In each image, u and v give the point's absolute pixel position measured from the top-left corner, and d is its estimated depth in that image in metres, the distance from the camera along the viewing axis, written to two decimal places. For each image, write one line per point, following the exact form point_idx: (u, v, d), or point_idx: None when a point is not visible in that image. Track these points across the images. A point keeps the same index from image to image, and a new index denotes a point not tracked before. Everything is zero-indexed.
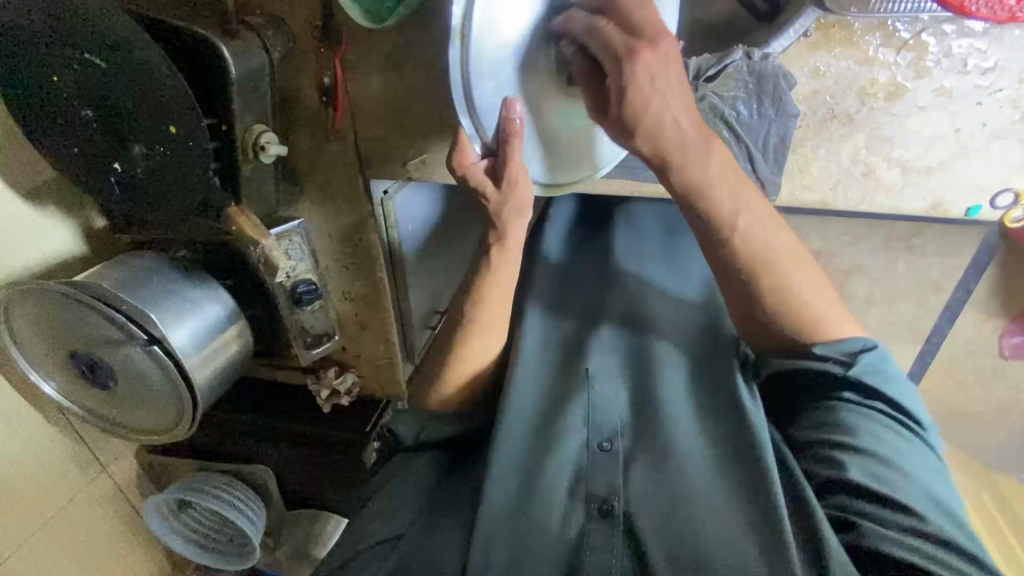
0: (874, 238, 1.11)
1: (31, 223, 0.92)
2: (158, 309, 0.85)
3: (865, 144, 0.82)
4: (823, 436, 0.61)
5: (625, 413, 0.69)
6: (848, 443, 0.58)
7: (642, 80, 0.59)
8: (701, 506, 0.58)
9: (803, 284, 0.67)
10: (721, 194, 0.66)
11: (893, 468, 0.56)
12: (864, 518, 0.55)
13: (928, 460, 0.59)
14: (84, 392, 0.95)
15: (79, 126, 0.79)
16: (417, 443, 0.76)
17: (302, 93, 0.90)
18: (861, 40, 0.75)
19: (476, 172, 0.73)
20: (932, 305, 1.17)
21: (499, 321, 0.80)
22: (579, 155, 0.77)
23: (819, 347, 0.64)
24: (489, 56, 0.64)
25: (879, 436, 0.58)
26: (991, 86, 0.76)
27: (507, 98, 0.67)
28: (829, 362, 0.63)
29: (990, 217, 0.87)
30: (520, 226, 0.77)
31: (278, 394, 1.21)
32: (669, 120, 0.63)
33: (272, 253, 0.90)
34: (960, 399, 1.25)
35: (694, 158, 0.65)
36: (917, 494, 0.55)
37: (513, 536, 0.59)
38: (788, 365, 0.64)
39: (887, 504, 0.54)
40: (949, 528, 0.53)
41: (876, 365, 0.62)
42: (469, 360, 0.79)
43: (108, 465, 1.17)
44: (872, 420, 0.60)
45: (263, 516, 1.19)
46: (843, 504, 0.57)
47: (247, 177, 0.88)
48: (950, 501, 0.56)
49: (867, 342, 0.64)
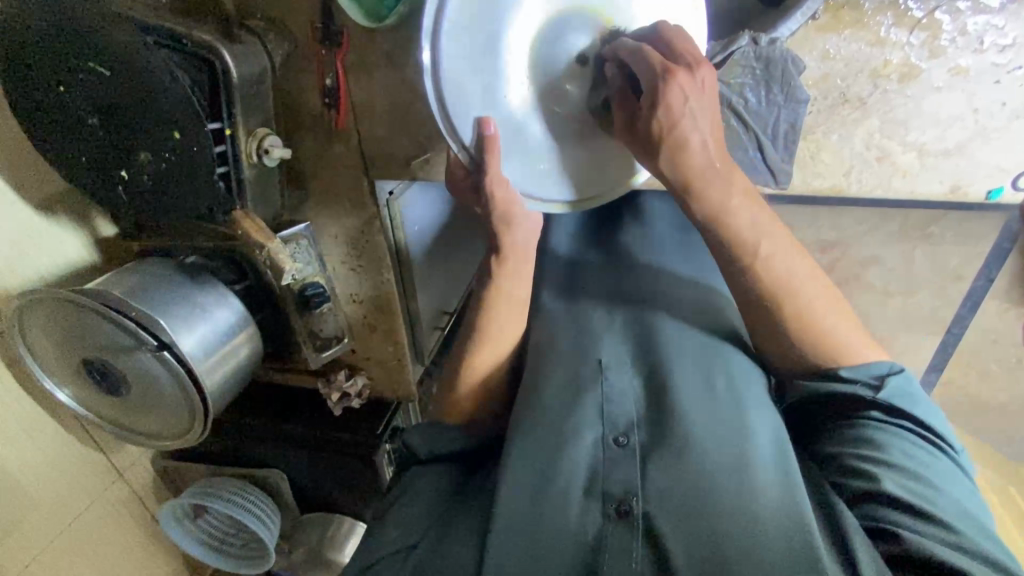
0: (891, 226, 1.08)
1: (45, 232, 0.94)
2: (167, 316, 0.85)
3: (879, 129, 0.80)
4: (851, 448, 0.60)
5: (639, 404, 0.68)
6: (877, 457, 0.57)
7: (675, 99, 0.63)
8: (721, 507, 0.55)
9: (823, 306, 0.66)
10: (743, 220, 0.67)
11: (924, 482, 0.54)
12: (899, 526, 0.52)
13: (960, 480, 0.57)
14: (97, 399, 0.96)
15: (86, 134, 0.79)
16: (431, 457, 0.74)
17: (305, 97, 0.90)
18: (872, 21, 0.73)
19: (462, 188, 0.78)
20: (953, 294, 1.14)
21: (510, 326, 0.79)
22: (580, 173, 0.79)
23: (846, 369, 0.62)
24: (459, 73, 0.69)
25: (910, 453, 0.57)
26: (1009, 63, 0.73)
27: (480, 116, 0.71)
28: (858, 385, 0.61)
29: (1012, 200, 0.84)
30: (520, 230, 0.76)
31: (289, 398, 1.21)
32: (696, 142, 0.65)
33: (278, 256, 0.89)
34: (984, 391, 1.22)
35: (715, 185, 0.66)
36: (954, 511, 0.53)
37: (528, 541, 0.57)
38: (814, 387, 0.63)
39: (922, 515, 0.52)
40: (991, 547, 0.51)
41: (904, 389, 0.61)
42: (481, 363, 0.77)
43: (124, 471, 1.18)
44: (902, 437, 0.58)
45: (278, 520, 1.19)
46: (876, 512, 0.54)
47: (253, 180, 0.88)
48: (988, 523, 0.54)
49: (892, 365, 0.63)
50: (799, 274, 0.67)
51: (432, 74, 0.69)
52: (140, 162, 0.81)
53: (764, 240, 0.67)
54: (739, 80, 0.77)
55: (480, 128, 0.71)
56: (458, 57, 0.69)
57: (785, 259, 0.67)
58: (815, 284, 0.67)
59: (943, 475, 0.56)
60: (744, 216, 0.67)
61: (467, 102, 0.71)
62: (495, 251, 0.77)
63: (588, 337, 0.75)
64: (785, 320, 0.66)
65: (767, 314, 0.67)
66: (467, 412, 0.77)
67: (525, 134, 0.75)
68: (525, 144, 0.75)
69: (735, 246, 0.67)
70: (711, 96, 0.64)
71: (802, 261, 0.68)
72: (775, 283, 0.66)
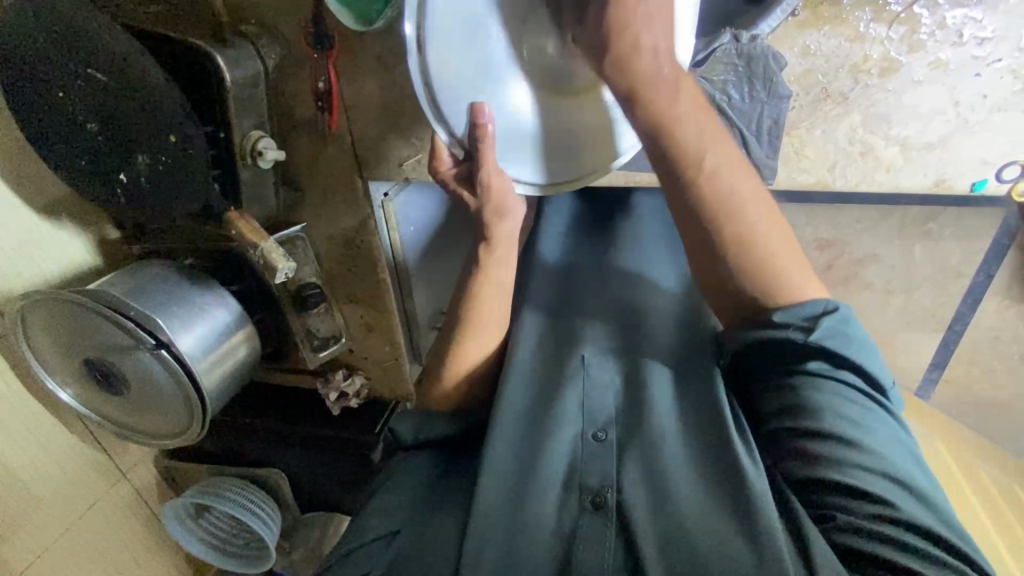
0: (888, 223, 1.08)
1: (49, 237, 0.96)
2: (165, 315, 0.87)
3: (862, 123, 0.81)
4: (788, 418, 0.57)
5: (617, 402, 0.68)
6: (814, 428, 0.55)
7: (627, 6, 0.61)
8: (690, 507, 0.56)
9: (788, 261, 0.62)
10: (691, 130, 0.63)
11: (862, 452, 0.53)
12: (839, 511, 0.52)
13: (895, 432, 0.56)
14: (99, 399, 0.98)
15: (87, 139, 0.81)
16: (414, 442, 0.75)
17: (298, 100, 0.92)
18: (851, 17, 0.74)
19: (453, 180, 0.76)
20: (952, 291, 1.14)
21: (496, 319, 0.80)
22: (564, 152, 0.78)
23: (779, 314, 0.58)
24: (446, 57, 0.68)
25: (847, 415, 0.55)
26: (988, 56, 0.74)
27: (474, 102, 0.69)
28: (790, 330, 0.57)
29: (997, 191, 0.84)
30: (508, 226, 0.76)
31: (288, 398, 1.22)
32: (648, 50, 0.62)
33: (272, 256, 0.89)
34: (988, 389, 1.21)
35: (663, 94, 0.63)
36: (890, 480, 0.52)
37: (505, 537, 0.58)
38: (748, 336, 0.60)
39: (860, 495, 0.51)
40: (927, 515, 0.50)
41: (840, 329, 0.57)
42: (468, 355, 0.79)
43: (127, 471, 1.20)
44: (836, 395, 0.56)
45: (278, 520, 1.20)
46: (818, 499, 0.54)
47: (246, 182, 0.89)
48: (923, 480, 0.53)
49: (827, 304, 0.58)
50: (762, 224, 0.63)
51: (419, 55, 0.67)
52: (136, 165, 0.82)
53: (725, 182, 0.63)
54: (722, 77, 0.78)
55: (475, 116, 0.69)
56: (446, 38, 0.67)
57: (755, 209, 0.63)
58: (780, 238, 0.63)
59: (877, 433, 0.54)
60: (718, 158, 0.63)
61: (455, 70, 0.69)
62: (484, 240, 0.77)
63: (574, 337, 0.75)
64: (746, 283, 0.62)
65: (726, 271, 0.63)
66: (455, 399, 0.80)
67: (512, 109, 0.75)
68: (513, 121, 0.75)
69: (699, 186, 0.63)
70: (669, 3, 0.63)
71: (770, 214, 0.63)
72: (740, 238, 0.62)
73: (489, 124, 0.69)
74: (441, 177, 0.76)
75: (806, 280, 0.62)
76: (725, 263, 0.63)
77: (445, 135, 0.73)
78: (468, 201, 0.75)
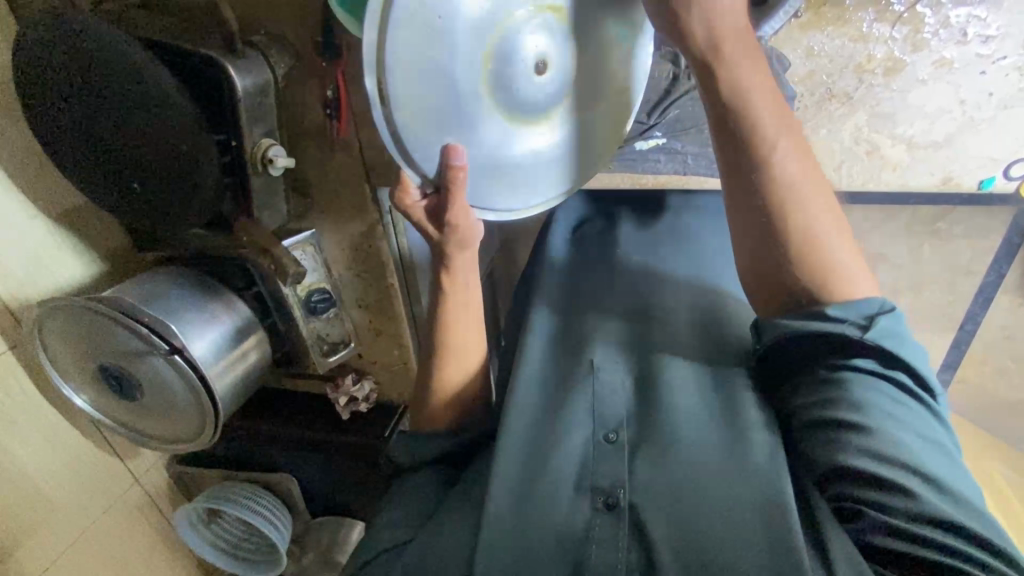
0: (897, 222, 1.08)
1: (62, 245, 0.98)
2: (178, 321, 0.89)
3: (867, 123, 0.81)
4: (827, 411, 0.56)
5: (630, 403, 0.68)
6: (851, 423, 0.54)
7: None
8: (708, 506, 0.55)
9: (845, 257, 0.60)
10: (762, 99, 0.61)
11: (899, 448, 0.51)
12: (871, 508, 0.51)
13: (934, 431, 0.54)
14: (113, 404, 0.99)
15: (101, 148, 0.83)
16: (411, 465, 0.77)
17: (308, 109, 0.94)
18: (854, 17, 0.75)
19: (416, 212, 0.71)
20: (964, 289, 1.13)
21: (471, 330, 0.79)
22: (534, 179, 0.77)
23: (833, 308, 0.57)
24: (415, 108, 0.63)
25: (887, 411, 0.54)
26: (993, 54, 0.74)
27: (446, 144, 0.66)
28: (845, 325, 0.56)
29: (1005, 189, 0.83)
30: (467, 257, 0.75)
31: (297, 403, 1.23)
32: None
33: (283, 259, 0.92)
34: (1002, 388, 1.21)
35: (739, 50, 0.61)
36: (927, 475, 0.50)
37: (517, 540, 0.58)
38: (795, 329, 0.58)
39: (892, 491, 0.50)
40: (967, 515, 0.49)
41: (893, 329, 0.57)
42: (452, 374, 0.78)
43: (140, 477, 1.21)
44: (877, 391, 0.55)
45: (289, 524, 1.21)
46: (845, 494, 0.53)
47: (258, 189, 0.90)
48: (964, 481, 0.52)
49: (884, 305, 0.57)
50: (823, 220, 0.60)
51: (384, 107, 0.62)
52: (148, 174, 0.84)
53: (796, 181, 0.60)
54: None
55: (447, 159, 0.65)
56: (411, 87, 0.62)
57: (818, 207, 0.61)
58: (836, 231, 0.60)
59: (918, 430, 0.53)
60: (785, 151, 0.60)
61: (423, 119, 0.64)
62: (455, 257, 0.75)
63: (583, 339, 0.75)
64: (804, 276, 0.60)
65: (778, 258, 0.60)
66: (445, 422, 0.79)
67: (484, 147, 0.70)
68: (486, 157, 0.71)
69: (770, 170, 0.60)
70: None
71: (831, 209, 0.61)
72: (801, 231, 0.60)
73: (463, 168, 0.66)
74: (406, 211, 0.71)
75: (862, 276, 0.60)
76: (786, 267, 0.60)
77: (417, 177, 0.68)
78: (434, 235, 0.72)
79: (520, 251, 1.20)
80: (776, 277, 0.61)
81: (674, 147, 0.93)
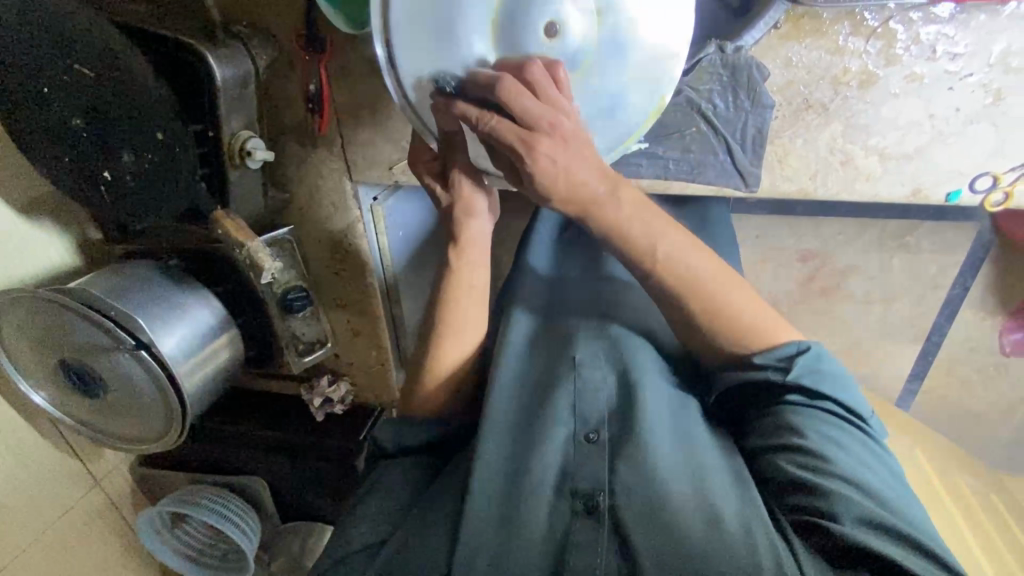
0: (869, 237, 1.11)
1: (27, 235, 0.94)
2: (146, 315, 0.86)
3: (842, 133, 0.83)
4: (771, 438, 0.61)
5: (610, 398, 0.67)
6: (797, 447, 0.58)
7: (543, 165, 0.61)
8: (678, 510, 0.56)
9: (739, 299, 0.66)
10: (640, 230, 0.66)
11: (839, 469, 0.55)
12: (825, 517, 0.54)
13: (870, 452, 0.59)
14: (74, 402, 0.95)
15: (65, 132, 0.78)
16: (397, 452, 0.77)
17: (289, 103, 0.92)
18: (830, 30, 0.77)
19: (429, 175, 0.77)
20: (932, 303, 1.17)
21: (468, 320, 0.79)
22: None
23: (760, 356, 0.63)
24: (419, 71, 0.67)
25: (826, 435, 0.58)
26: (960, 71, 0.77)
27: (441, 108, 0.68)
28: (769, 370, 0.62)
29: (971, 202, 0.86)
30: (474, 227, 0.77)
31: (269, 401, 1.21)
32: (580, 184, 0.64)
33: (258, 255, 0.88)
34: (966, 399, 1.25)
35: (607, 203, 0.65)
36: (867, 494, 0.54)
37: (496, 548, 0.58)
38: (732, 379, 0.64)
39: (839, 503, 0.54)
40: (910, 527, 0.53)
41: (815, 366, 0.62)
42: (448, 356, 0.78)
43: (101, 479, 1.16)
44: (815, 419, 0.59)
45: (257, 529, 1.17)
46: (803, 508, 0.56)
47: (235, 184, 0.88)
48: (900, 498, 0.56)
49: (802, 343, 0.63)
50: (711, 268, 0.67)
51: (392, 72, 0.68)
52: (122, 163, 0.81)
53: (665, 242, 0.66)
54: (708, 86, 0.81)
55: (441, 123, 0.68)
56: (411, 45, 0.66)
57: (708, 272, 0.67)
58: (733, 288, 0.67)
59: (855, 454, 0.58)
60: (678, 242, 0.67)
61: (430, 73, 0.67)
62: (453, 241, 0.78)
63: (563, 338, 0.74)
64: (706, 322, 0.66)
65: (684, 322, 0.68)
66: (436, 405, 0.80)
67: None
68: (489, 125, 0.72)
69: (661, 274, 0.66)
70: (579, 149, 0.62)
71: (722, 276, 0.67)
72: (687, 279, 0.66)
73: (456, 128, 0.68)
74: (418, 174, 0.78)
75: (778, 331, 0.66)
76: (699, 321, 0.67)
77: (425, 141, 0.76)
78: (444, 202, 0.77)
79: (502, 254, 1.20)
80: (692, 331, 0.68)
81: (657, 152, 0.86)
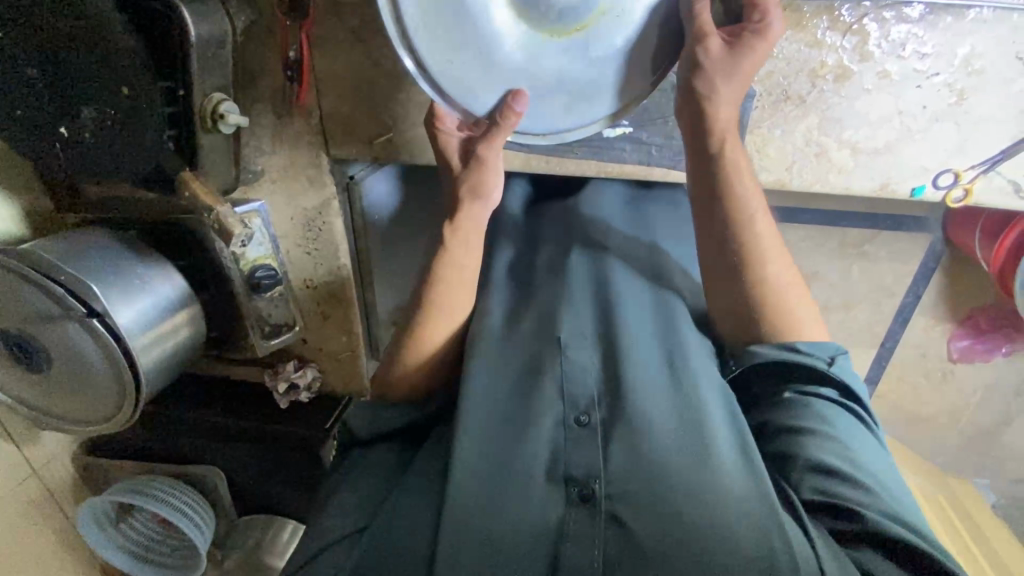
0: (830, 244, 1.15)
1: None
2: (102, 283, 0.80)
3: (817, 126, 0.86)
4: (791, 422, 0.63)
5: (597, 379, 0.66)
6: (825, 433, 0.60)
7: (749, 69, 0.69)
8: (680, 491, 0.56)
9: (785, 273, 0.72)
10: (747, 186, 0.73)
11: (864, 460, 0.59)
12: (849, 499, 0.56)
13: (882, 453, 0.63)
14: (13, 376, 0.88)
15: (20, 82, 0.75)
16: (371, 436, 0.75)
17: (267, 71, 0.88)
18: (810, 24, 0.79)
19: (450, 142, 0.77)
20: (887, 310, 1.21)
21: (457, 297, 0.77)
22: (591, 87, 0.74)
23: (802, 343, 0.66)
24: (443, 56, 0.69)
25: (850, 429, 0.62)
26: (928, 70, 0.81)
27: (515, 89, 0.71)
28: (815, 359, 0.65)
29: (933, 198, 0.90)
30: (477, 211, 0.78)
31: (229, 391, 1.15)
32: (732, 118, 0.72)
33: (228, 220, 0.82)
34: (916, 404, 1.31)
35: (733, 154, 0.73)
36: (884, 486, 0.58)
37: (482, 540, 0.56)
38: (767, 355, 0.65)
39: (859, 487, 0.56)
40: (918, 520, 0.56)
41: (846, 368, 0.67)
42: (427, 336, 0.76)
43: (38, 467, 1.08)
44: (840, 414, 0.63)
45: (211, 524, 1.10)
46: (822, 489, 0.57)
47: (206, 145, 0.83)
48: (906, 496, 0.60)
49: (837, 347, 0.68)
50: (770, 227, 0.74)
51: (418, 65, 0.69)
52: (80, 119, 0.77)
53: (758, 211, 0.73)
54: None
55: (510, 101, 0.70)
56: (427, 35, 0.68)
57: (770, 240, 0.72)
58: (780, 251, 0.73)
59: (872, 451, 0.61)
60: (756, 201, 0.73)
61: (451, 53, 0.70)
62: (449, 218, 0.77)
63: (544, 317, 0.72)
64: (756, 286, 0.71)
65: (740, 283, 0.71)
66: (412, 385, 0.77)
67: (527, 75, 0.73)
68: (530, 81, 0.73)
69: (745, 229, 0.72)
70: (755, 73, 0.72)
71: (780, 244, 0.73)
72: (749, 237, 0.72)
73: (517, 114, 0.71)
74: (434, 134, 0.77)
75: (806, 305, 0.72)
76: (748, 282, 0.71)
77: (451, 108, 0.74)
78: (455, 168, 0.78)
79: None
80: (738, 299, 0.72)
81: (640, 137, 0.89)
